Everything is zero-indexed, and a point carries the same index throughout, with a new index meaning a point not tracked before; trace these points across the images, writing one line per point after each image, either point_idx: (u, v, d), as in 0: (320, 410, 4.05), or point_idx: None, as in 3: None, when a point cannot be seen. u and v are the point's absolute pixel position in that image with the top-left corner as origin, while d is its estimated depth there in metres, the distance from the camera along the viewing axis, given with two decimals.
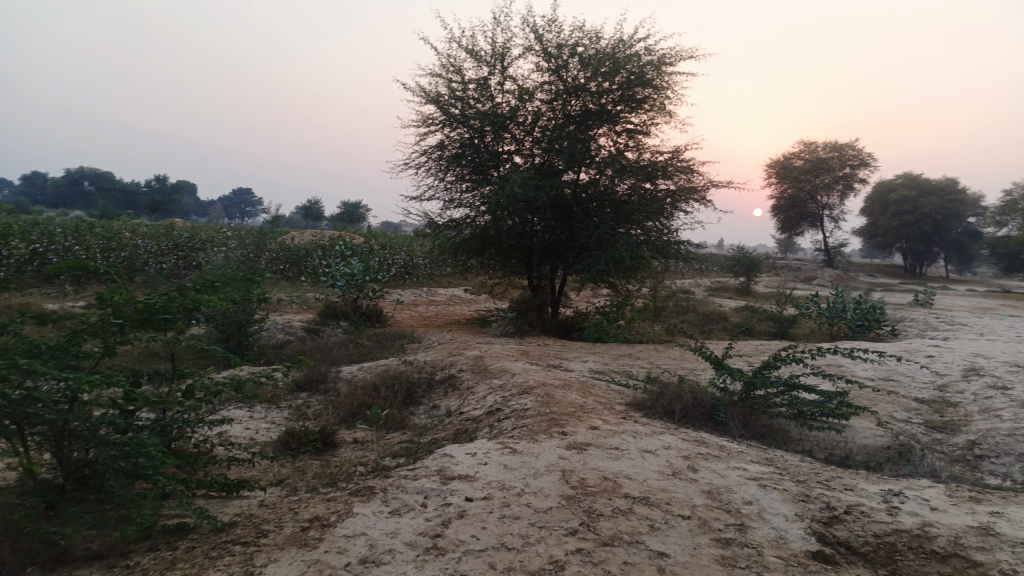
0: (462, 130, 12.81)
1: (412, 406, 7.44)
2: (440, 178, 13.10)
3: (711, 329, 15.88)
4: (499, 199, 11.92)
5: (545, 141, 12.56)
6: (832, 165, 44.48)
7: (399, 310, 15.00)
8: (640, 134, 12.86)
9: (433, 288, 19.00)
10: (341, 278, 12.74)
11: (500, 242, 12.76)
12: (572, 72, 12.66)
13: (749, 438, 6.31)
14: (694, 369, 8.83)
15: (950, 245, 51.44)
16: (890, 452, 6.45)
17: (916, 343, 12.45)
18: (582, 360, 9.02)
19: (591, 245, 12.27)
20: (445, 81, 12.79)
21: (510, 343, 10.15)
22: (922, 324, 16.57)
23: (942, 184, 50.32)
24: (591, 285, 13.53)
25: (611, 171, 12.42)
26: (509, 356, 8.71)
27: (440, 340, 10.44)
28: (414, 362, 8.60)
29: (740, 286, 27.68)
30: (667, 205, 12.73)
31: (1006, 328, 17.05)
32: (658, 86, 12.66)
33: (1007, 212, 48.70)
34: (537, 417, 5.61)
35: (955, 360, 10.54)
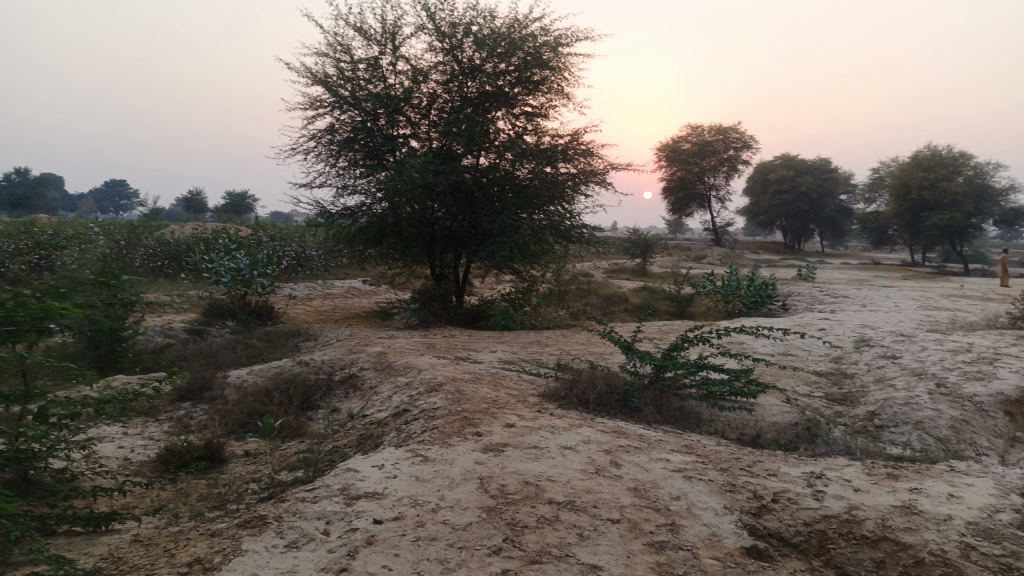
0: (354, 113, 12.15)
1: (310, 410, 6.89)
2: (331, 163, 12.38)
3: (614, 312, 15.98)
4: (396, 186, 11.38)
5: (442, 124, 12.11)
6: (717, 147, 46.17)
7: (293, 305, 14.20)
8: (539, 116, 12.63)
9: (329, 280, 18.20)
10: (227, 274, 11.87)
11: (398, 230, 12.23)
12: (468, 52, 12.23)
13: (665, 423, 6.19)
14: (603, 353, 8.72)
15: (826, 221, 54.71)
16: (799, 428, 6.51)
17: (808, 317, 12.92)
18: (490, 350, 8.70)
19: (494, 232, 11.97)
20: (333, 61, 12.06)
21: (414, 336, 9.72)
22: (809, 298, 17.32)
23: (817, 165, 53.34)
24: (494, 272, 13.25)
25: (511, 155, 12.13)
26: (414, 350, 8.28)
27: (338, 336, 9.86)
28: (311, 362, 8.03)
29: (637, 267, 28.22)
30: (568, 188, 12.60)
31: (883, 299, 18.11)
32: (555, 67, 12.45)
33: (873, 189, 52.26)
34: (447, 417, 5.24)
35: (845, 332, 10.97)
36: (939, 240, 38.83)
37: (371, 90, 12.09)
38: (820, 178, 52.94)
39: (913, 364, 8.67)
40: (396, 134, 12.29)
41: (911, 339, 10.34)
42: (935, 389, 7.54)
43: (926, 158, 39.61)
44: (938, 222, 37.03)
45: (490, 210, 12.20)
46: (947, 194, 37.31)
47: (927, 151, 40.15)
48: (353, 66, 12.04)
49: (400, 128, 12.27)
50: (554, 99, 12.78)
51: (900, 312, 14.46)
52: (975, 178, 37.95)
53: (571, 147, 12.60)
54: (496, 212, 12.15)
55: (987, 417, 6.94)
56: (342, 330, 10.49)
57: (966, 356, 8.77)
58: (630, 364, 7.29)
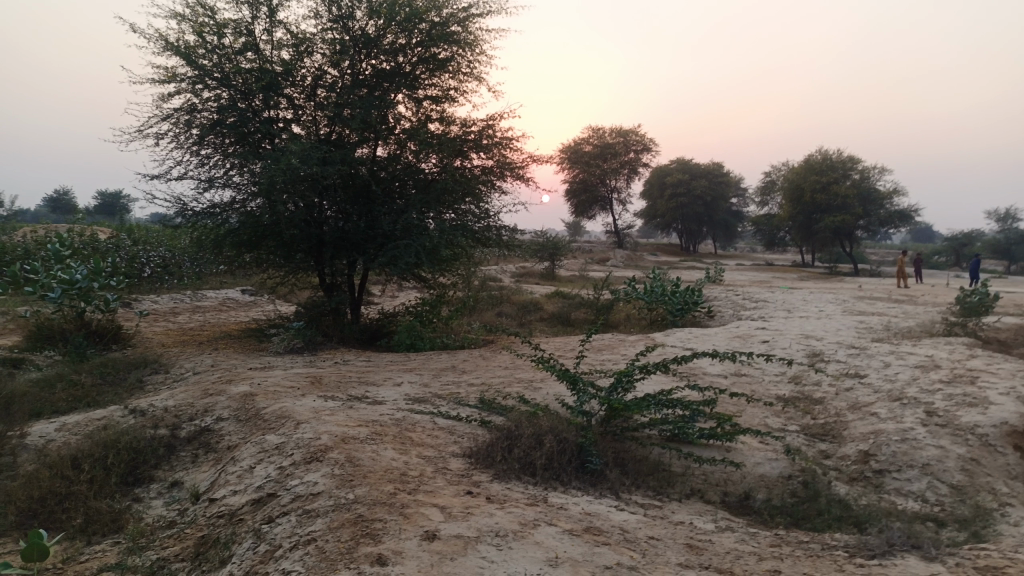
0: (223, 91, 10.03)
1: (138, 489, 4.88)
2: (194, 151, 10.16)
3: (528, 322, 14.43)
4: (274, 177, 9.37)
5: (331, 106, 10.16)
6: (619, 149, 45.86)
7: (150, 324, 11.82)
8: (446, 100, 10.91)
9: (201, 290, 15.75)
10: (56, 286, 9.43)
11: (278, 232, 10.18)
12: (361, 21, 10.31)
13: (634, 489, 4.62)
14: (533, 384, 7.10)
15: (722, 224, 55.69)
16: (795, 484, 5.12)
17: (744, 326, 11.81)
18: (394, 384, 6.90)
19: (395, 234, 10.17)
20: (192, 24, 9.83)
21: (299, 365, 7.78)
22: (731, 303, 16.42)
23: (712, 168, 54.25)
24: (396, 281, 11.41)
25: (415, 144, 10.36)
26: (292, 387, 6.37)
27: (197, 366, 7.78)
28: (149, 410, 5.95)
29: (544, 270, 26.91)
30: (481, 183, 10.96)
31: (803, 302, 17.50)
32: (465, 43, 10.74)
33: (766, 192, 53.53)
34: (331, 518, 3.44)
35: (792, 344, 9.86)
36: (831, 242, 39.83)
37: (244, 64, 10.00)
38: (714, 181, 53.81)
39: (886, 385, 7.55)
40: (275, 118, 10.24)
41: (864, 352, 9.32)
42: (928, 419, 6.37)
43: (818, 162, 40.52)
44: (831, 223, 37.83)
45: (390, 209, 10.37)
46: (838, 197, 38.23)
47: (818, 154, 41.12)
48: (220, 33, 9.86)
49: (281, 110, 10.23)
50: (464, 79, 11.09)
51: (829, 318, 13.65)
52: (862, 181, 39.12)
53: (485, 134, 10.93)
54: (398, 211, 10.33)
55: (997, 454, 5.78)
56: (206, 357, 8.39)
57: (941, 375, 7.73)
58: (577, 402, 5.74)
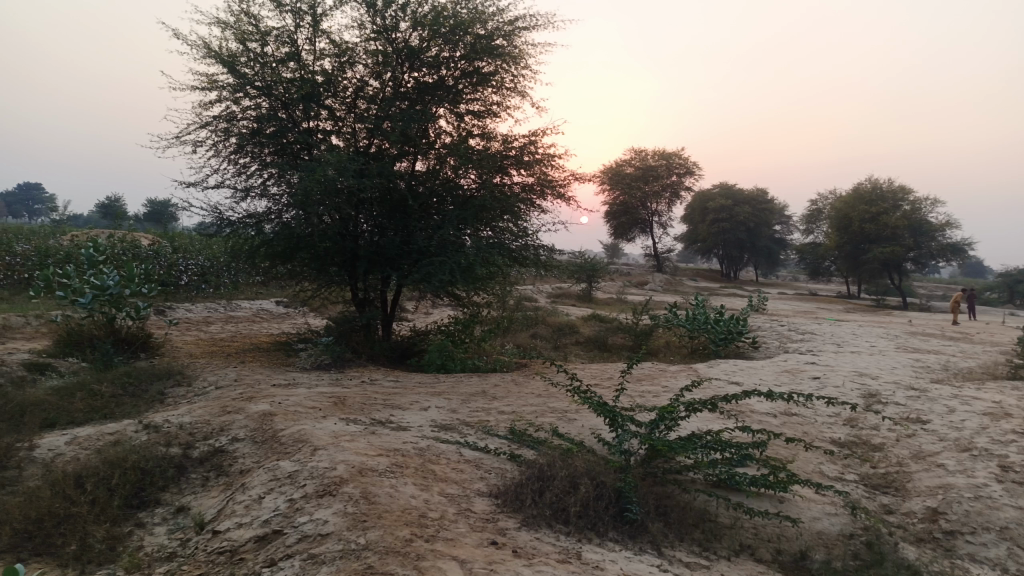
0: (263, 100, 9.89)
1: (143, 514, 4.58)
2: (232, 160, 10.03)
3: (563, 346, 13.99)
4: (309, 188, 9.16)
5: (371, 118, 9.96)
6: (661, 172, 45.31)
7: (181, 333, 11.69)
8: (488, 115, 10.65)
9: (235, 300, 15.68)
10: (88, 292, 9.32)
11: (312, 244, 9.98)
12: (405, 33, 10.10)
13: (677, 543, 4.16)
14: (567, 415, 6.68)
15: (765, 251, 54.54)
16: (858, 545, 4.59)
17: (792, 360, 11.21)
18: (420, 409, 6.54)
19: (431, 251, 9.87)
20: (235, 32, 9.72)
21: (324, 383, 7.48)
22: (776, 334, 15.76)
23: (755, 195, 53.31)
24: (430, 299, 11.11)
25: (454, 160, 10.10)
26: (314, 409, 6.05)
27: (220, 380, 7.53)
28: (163, 426, 5.68)
29: (581, 292, 26.45)
30: (521, 201, 10.64)
31: (852, 336, 16.73)
32: (509, 57, 10.47)
33: (812, 221, 52.34)
34: (339, 567, 3.06)
35: (844, 382, 9.26)
36: (879, 273, 38.57)
37: (285, 73, 9.86)
38: (757, 208, 52.83)
39: (952, 433, 6.93)
40: (314, 128, 10.06)
41: (924, 394, 8.67)
42: (1003, 474, 5.77)
43: (867, 191, 39.39)
44: (879, 254, 36.61)
45: (427, 225, 10.08)
46: (887, 227, 37.05)
47: (868, 183, 40.00)
48: (263, 41, 9.73)
49: (320, 121, 10.05)
50: (507, 94, 10.81)
51: (881, 354, 12.94)
52: (913, 212, 37.88)
53: (527, 151, 10.61)
54: (434, 226, 10.04)
55: None
56: (231, 370, 8.15)
57: (1014, 424, 7.08)
58: (617, 440, 5.30)
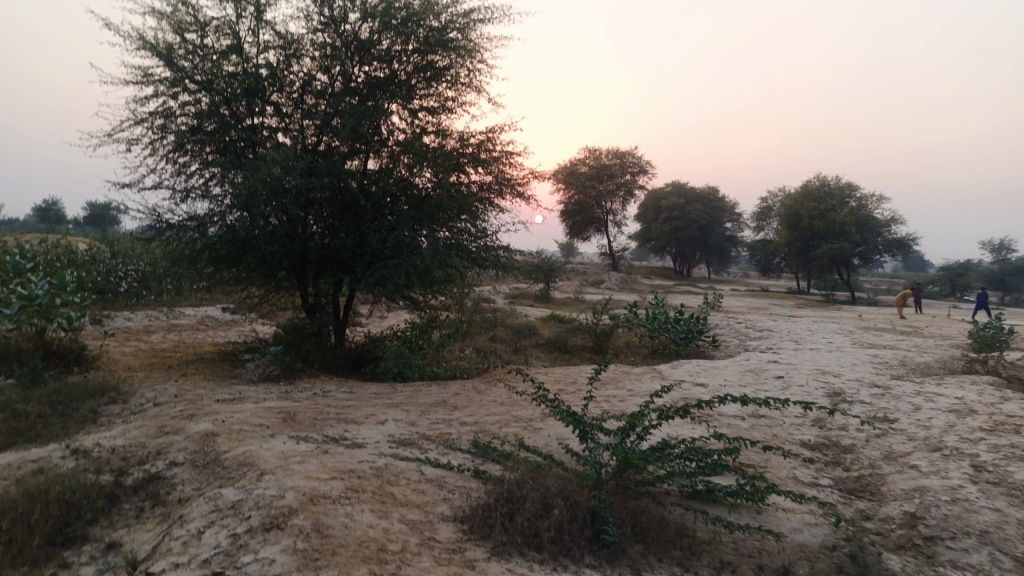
0: (204, 96, 9.36)
1: (68, 553, 4.11)
2: (171, 159, 9.46)
3: (522, 349, 13.69)
4: (253, 188, 8.66)
5: (319, 115, 9.51)
6: (615, 171, 45.46)
7: (119, 344, 11.02)
8: (442, 112, 10.28)
9: (179, 307, 14.98)
10: (14, 302, 8.66)
11: (259, 248, 9.48)
12: (355, 26, 9.67)
13: (657, 565, 3.89)
14: (532, 424, 6.37)
15: (717, 249, 55.24)
16: (841, 558, 4.39)
17: (754, 358, 11.12)
18: (377, 422, 6.16)
19: (385, 253, 9.46)
20: (172, 23, 9.15)
21: (274, 397, 7.03)
22: (735, 332, 15.75)
23: (706, 193, 53.97)
24: (385, 303, 10.69)
25: (408, 158, 9.71)
26: (261, 426, 5.62)
27: (159, 396, 7.01)
28: (93, 450, 5.19)
29: (539, 292, 26.24)
30: (478, 201, 10.30)
31: (808, 332, 16.83)
32: (464, 51, 10.12)
33: (762, 218, 53.21)
34: None
35: (808, 381, 9.17)
36: (828, 269, 39.35)
37: (227, 68, 9.34)
38: (709, 206, 53.51)
39: (921, 432, 6.84)
40: (259, 125, 9.57)
41: (888, 391, 8.62)
42: (976, 475, 5.66)
43: (816, 188, 40.13)
44: (829, 250, 37.30)
45: (380, 226, 9.67)
46: (835, 224, 37.80)
47: (816, 180, 40.78)
48: (203, 33, 9.19)
49: (266, 117, 9.56)
50: (462, 91, 10.47)
51: (839, 350, 12.97)
52: (860, 209, 38.74)
53: (483, 149, 10.27)
54: (388, 228, 9.63)
55: None
56: (172, 384, 7.62)
57: (980, 421, 7.03)
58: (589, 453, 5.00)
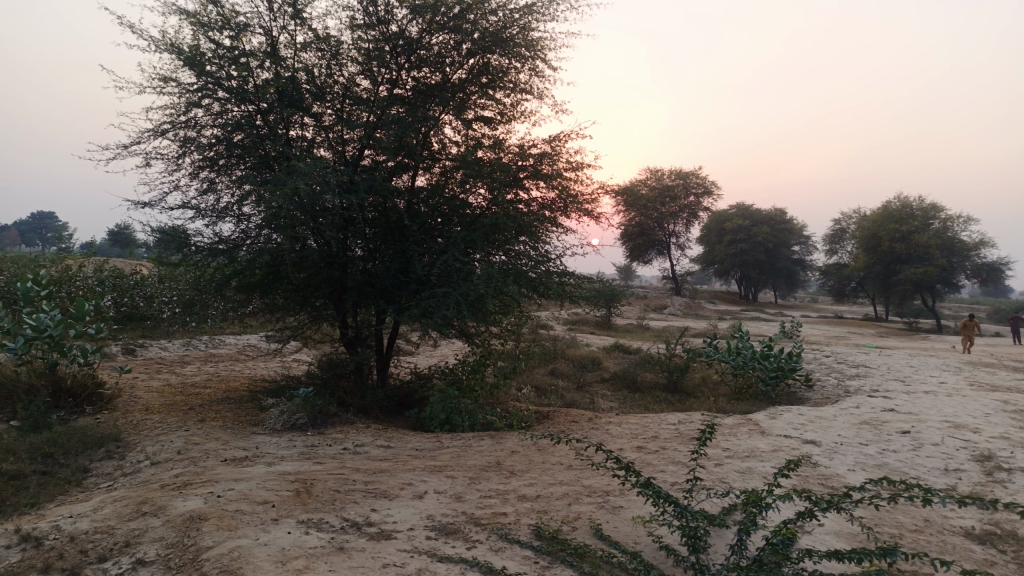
0: (234, 105, 8.39)
1: None
2: (197, 175, 8.46)
3: (587, 386, 12.24)
4: (283, 206, 7.58)
5: (360, 124, 8.42)
6: (678, 193, 43.77)
7: (147, 378, 10.07)
8: (500, 120, 9.11)
9: (220, 336, 14.16)
10: (22, 333, 7.71)
11: (293, 275, 8.40)
12: (402, 23, 8.57)
13: None
14: (610, 502, 4.98)
15: (786, 273, 52.59)
16: None
17: (863, 405, 9.41)
18: (413, 497, 4.86)
19: (433, 281, 8.23)
20: (199, 23, 8.19)
21: (293, 456, 5.81)
22: (826, 369, 13.95)
23: (773, 215, 51.66)
24: (434, 337, 9.46)
25: (462, 173, 8.54)
26: (266, 505, 4.37)
27: (161, 452, 5.85)
28: (48, 538, 4.01)
29: (600, 318, 24.77)
30: (541, 221, 9.02)
31: (909, 369, 14.86)
32: (524, 50, 8.91)
33: (834, 240, 50.47)
34: None
35: (945, 440, 7.44)
36: (910, 295, 36.42)
37: (259, 72, 8.36)
38: (776, 227, 51.03)
39: None
40: (295, 136, 8.55)
41: None
42: None
43: (897, 209, 37.34)
44: (911, 275, 34.59)
45: (428, 249, 8.45)
46: (919, 247, 35.04)
47: (897, 201, 38.06)
48: (233, 33, 8.22)
49: (302, 127, 8.53)
50: (523, 97, 9.25)
51: (958, 394, 11.09)
52: (945, 230, 35.89)
53: (547, 161, 8.98)
54: (437, 251, 8.40)
55: None
56: (182, 434, 6.49)
57: None
58: None
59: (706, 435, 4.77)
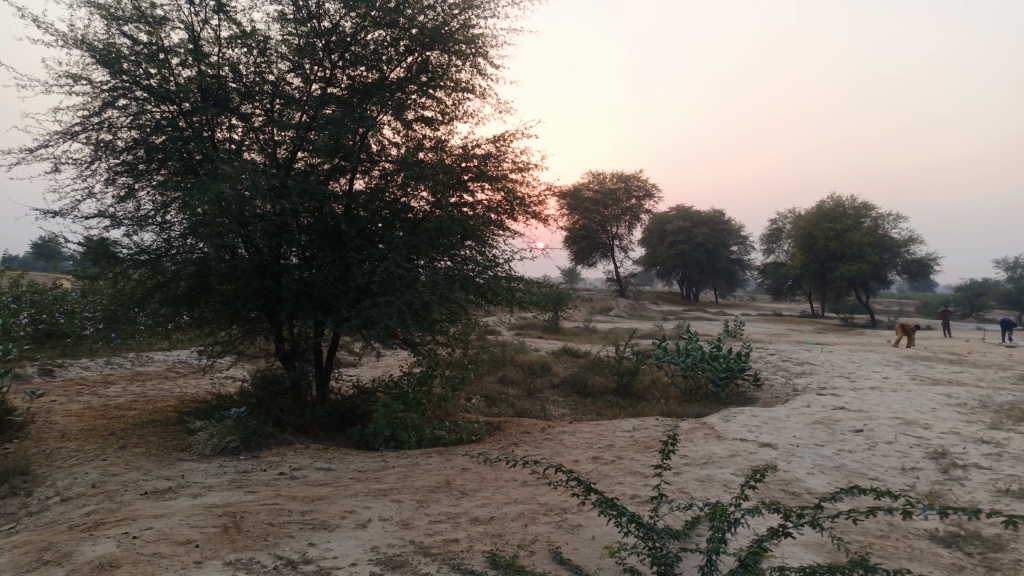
0: (153, 105, 7.82)
1: None
2: (114, 181, 7.84)
3: (537, 393, 11.95)
4: (209, 212, 7.06)
5: (292, 125, 7.94)
6: (620, 196, 44.10)
7: (65, 401, 9.32)
8: (441, 120, 8.75)
9: (149, 353, 13.35)
10: None
11: (222, 287, 7.86)
12: (335, 18, 8.14)
13: None
14: (568, 522, 4.67)
15: (727, 273, 53.55)
16: None
17: (814, 404, 9.37)
18: (355, 526, 4.46)
19: (374, 289, 7.81)
20: (113, 17, 7.60)
21: (223, 484, 5.32)
22: (773, 368, 14.00)
23: (713, 216, 52.59)
24: (377, 349, 9.02)
25: (402, 176, 8.15)
26: (187, 546, 3.91)
27: (72, 486, 5.28)
28: None
29: (547, 322, 24.57)
30: (486, 224, 8.70)
31: (852, 365, 15.05)
32: (465, 47, 8.59)
33: (772, 240, 51.65)
34: None
35: (898, 438, 7.40)
36: (846, 292, 37.42)
37: (180, 69, 7.81)
38: (716, 228, 51.93)
39: None
40: (221, 138, 8.02)
41: (1004, 451, 6.84)
42: None
43: (830, 208, 38.31)
44: (846, 272, 35.52)
45: (368, 256, 8.03)
46: (852, 244, 36.03)
47: (830, 200, 39.06)
48: (150, 28, 7.64)
49: (229, 128, 8.00)
50: (465, 96, 8.90)
51: (903, 388, 11.20)
52: (876, 228, 37.00)
53: (492, 162, 8.66)
54: (377, 258, 7.98)
55: None
56: (99, 464, 5.91)
57: None
58: None
59: (670, 447, 4.51)
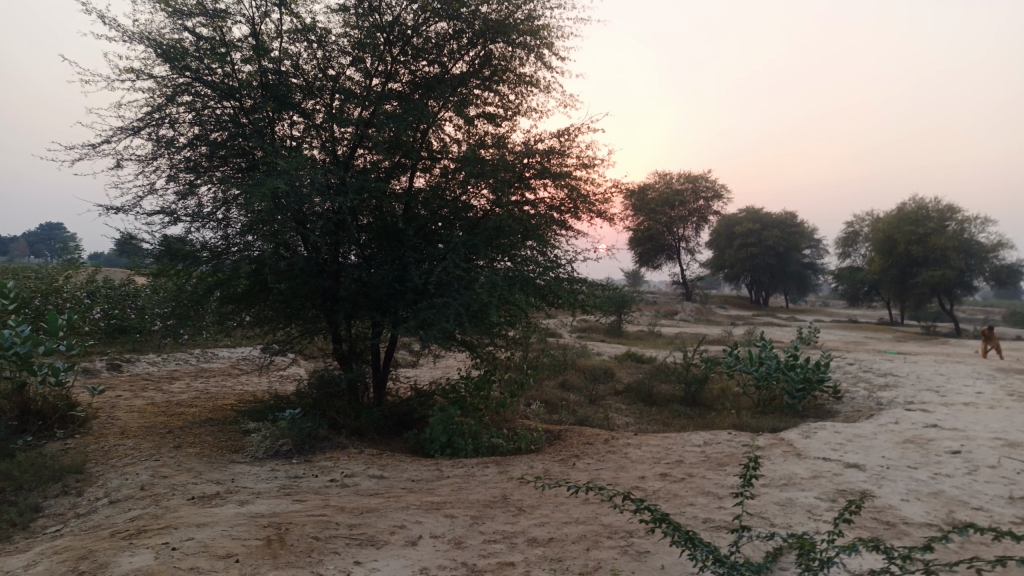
0: (214, 101, 7.76)
1: None
2: (175, 177, 7.81)
3: (600, 400, 11.50)
4: (267, 209, 6.92)
5: (352, 121, 7.76)
6: (687, 197, 43.02)
7: (130, 397, 9.40)
8: (503, 116, 8.43)
9: (214, 350, 13.50)
10: None
11: (281, 284, 7.73)
12: (396, 10, 7.92)
13: None
14: (635, 548, 4.26)
15: (798, 277, 51.64)
16: None
17: (902, 420, 8.64)
18: (405, 543, 4.16)
19: (432, 290, 7.54)
20: (176, 12, 7.57)
21: (272, 491, 5.11)
22: (852, 379, 13.15)
23: (784, 218, 50.85)
24: (435, 351, 8.76)
25: (463, 172, 7.86)
26: (226, 561, 3.68)
27: (123, 486, 5.16)
28: None
29: (610, 325, 23.96)
30: (550, 223, 8.33)
31: (940, 378, 14.03)
32: (529, 39, 8.25)
33: (847, 243, 49.54)
34: None
35: (1002, 462, 6.67)
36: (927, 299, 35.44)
37: (240, 64, 7.72)
38: (787, 231, 50.18)
39: None
40: (282, 134, 7.90)
41: None
42: None
43: (911, 210, 36.35)
44: (928, 278, 33.61)
45: (427, 255, 7.77)
46: (935, 249, 34.06)
47: (911, 202, 37.08)
48: (212, 22, 7.58)
49: (289, 123, 7.88)
50: (528, 90, 8.58)
51: (1000, 405, 10.28)
52: (961, 231, 34.92)
53: (556, 158, 8.29)
54: (436, 257, 7.71)
55: None
56: (152, 464, 5.81)
57: None
58: None
59: (752, 471, 4.04)
